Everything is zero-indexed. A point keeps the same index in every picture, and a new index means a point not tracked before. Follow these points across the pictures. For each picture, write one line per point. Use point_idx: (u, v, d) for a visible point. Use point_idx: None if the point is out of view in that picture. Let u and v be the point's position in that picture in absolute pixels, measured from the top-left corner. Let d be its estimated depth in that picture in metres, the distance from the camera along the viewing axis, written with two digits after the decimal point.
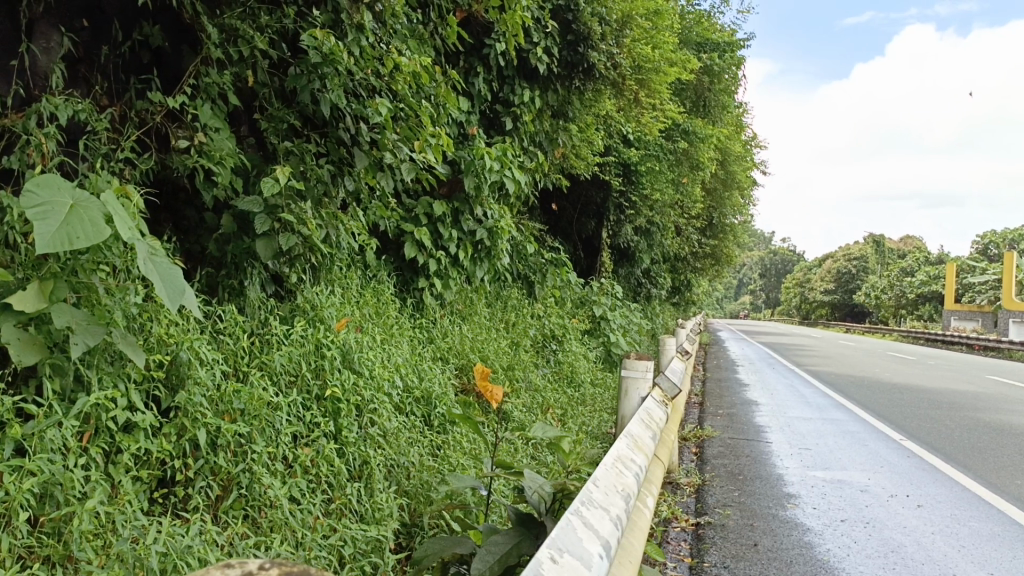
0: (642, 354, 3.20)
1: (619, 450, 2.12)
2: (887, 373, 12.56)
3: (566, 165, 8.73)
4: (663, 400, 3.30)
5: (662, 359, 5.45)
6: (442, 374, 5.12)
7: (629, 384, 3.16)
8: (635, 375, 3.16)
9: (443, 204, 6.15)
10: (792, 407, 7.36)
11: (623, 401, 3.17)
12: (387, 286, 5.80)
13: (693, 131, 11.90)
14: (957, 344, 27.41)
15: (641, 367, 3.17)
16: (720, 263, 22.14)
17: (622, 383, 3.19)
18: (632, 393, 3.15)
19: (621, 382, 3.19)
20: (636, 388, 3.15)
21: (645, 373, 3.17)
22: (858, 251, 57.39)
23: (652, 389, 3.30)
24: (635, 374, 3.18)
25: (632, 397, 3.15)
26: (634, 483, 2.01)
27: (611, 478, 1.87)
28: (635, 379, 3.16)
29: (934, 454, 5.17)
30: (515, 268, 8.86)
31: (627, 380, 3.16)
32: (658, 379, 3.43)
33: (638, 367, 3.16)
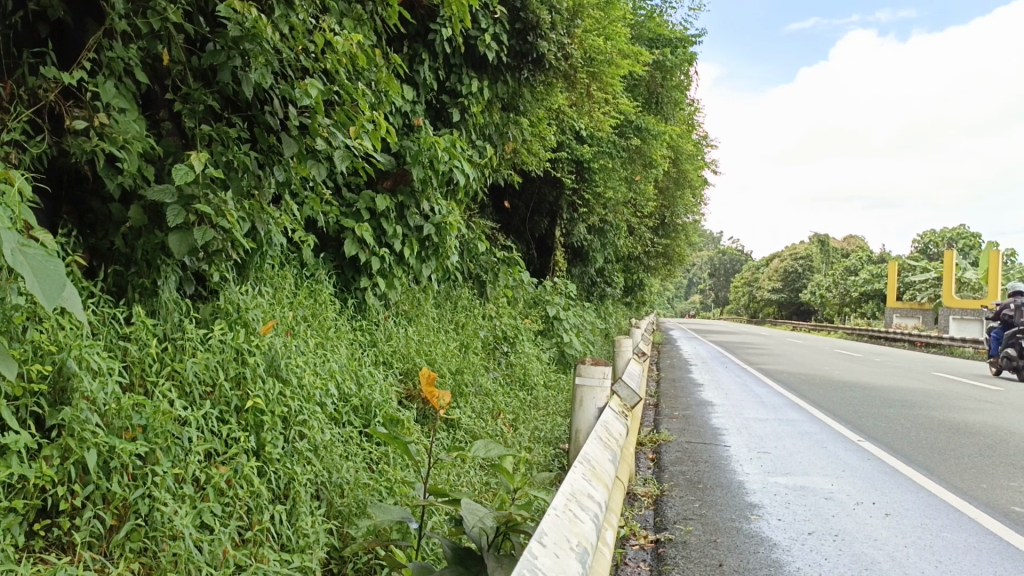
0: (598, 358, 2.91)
1: (570, 487, 1.80)
2: (840, 372, 12.54)
3: (517, 160, 8.43)
4: (621, 410, 3.01)
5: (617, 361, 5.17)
6: (384, 380, 4.76)
7: (584, 393, 2.87)
8: (591, 382, 2.87)
9: (386, 198, 5.79)
10: (749, 408, 7.18)
11: (579, 412, 2.88)
12: (326, 285, 5.42)
13: (646, 127, 11.71)
14: (902, 341, 27.92)
15: (599, 373, 2.88)
16: (672, 262, 22.10)
17: (577, 391, 2.90)
18: (588, 402, 2.86)
19: (576, 390, 2.90)
20: (593, 398, 2.85)
21: (603, 380, 2.88)
22: (805, 251, 58.40)
23: (609, 398, 3.00)
24: (591, 382, 2.89)
25: (588, 406, 2.86)
26: (589, 528, 1.70)
27: (561, 528, 1.57)
28: (591, 386, 2.87)
29: (897, 456, 4.99)
30: (465, 267, 8.53)
31: (584, 388, 2.88)
32: (616, 386, 3.14)
33: (595, 373, 2.88)
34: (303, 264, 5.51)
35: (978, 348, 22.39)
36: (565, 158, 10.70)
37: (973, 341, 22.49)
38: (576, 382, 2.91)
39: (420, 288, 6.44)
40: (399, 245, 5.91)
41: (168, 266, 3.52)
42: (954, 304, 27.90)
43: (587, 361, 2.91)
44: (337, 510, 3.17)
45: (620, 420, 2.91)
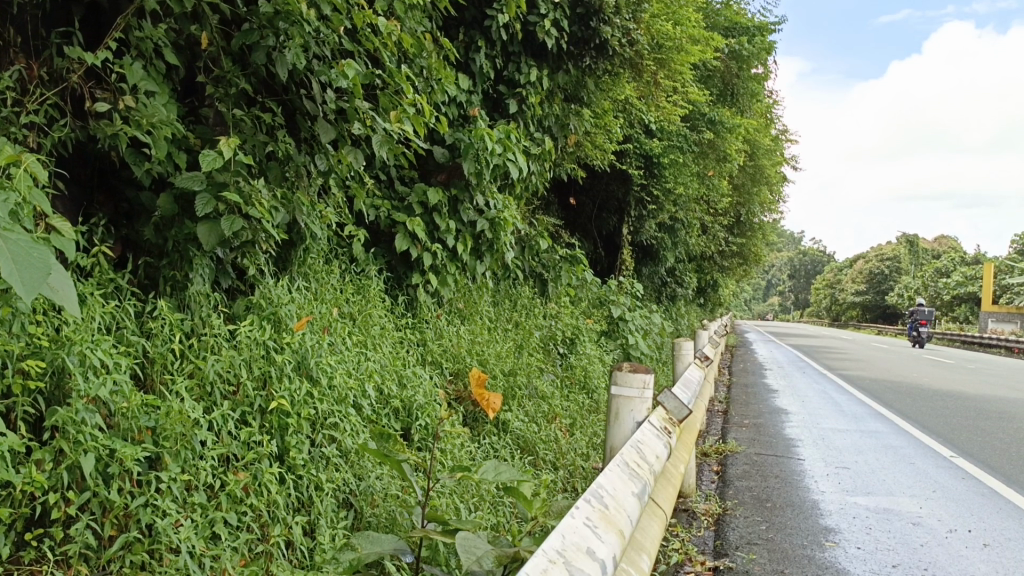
0: (639, 364, 2.55)
1: (569, 533, 1.50)
2: (929, 379, 11.74)
3: (581, 155, 8.12)
4: (666, 425, 2.69)
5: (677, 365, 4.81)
6: (429, 381, 4.53)
7: (621, 405, 2.54)
8: (628, 394, 2.53)
9: (439, 191, 5.56)
10: (826, 417, 6.68)
11: (614, 427, 2.55)
12: (376, 282, 5.25)
13: (719, 120, 11.20)
14: (997, 348, 26.30)
15: (637, 383, 2.53)
16: (748, 262, 21.32)
17: (612, 402, 2.57)
18: (626, 416, 2.53)
19: (611, 401, 2.57)
20: (631, 412, 2.52)
21: (642, 391, 2.54)
22: (892, 252, 55.92)
23: (652, 411, 2.69)
24: (630, 392, 2.55)
25: (625, 421, 2.53)
26: None
27: None
28: (628, 398, 2.53)
29: (997, 475, 4.46)
30: (525, 264, 8.25)
31: (620, 399, 2.54)
32: (662, 397, 2.82)
33: (633, 383, 2.53)
34: (352, 258, 5.35)
35: None
36: (633, 152, 10.33)
37: None
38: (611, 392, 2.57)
39: (476, 285, 6.21)
40: (453, 241, 5.68)
41: (196, 259, 3.30)
42: None
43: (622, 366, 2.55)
44: (366, 521, 2.94)
45: (663, 439, 2.58)
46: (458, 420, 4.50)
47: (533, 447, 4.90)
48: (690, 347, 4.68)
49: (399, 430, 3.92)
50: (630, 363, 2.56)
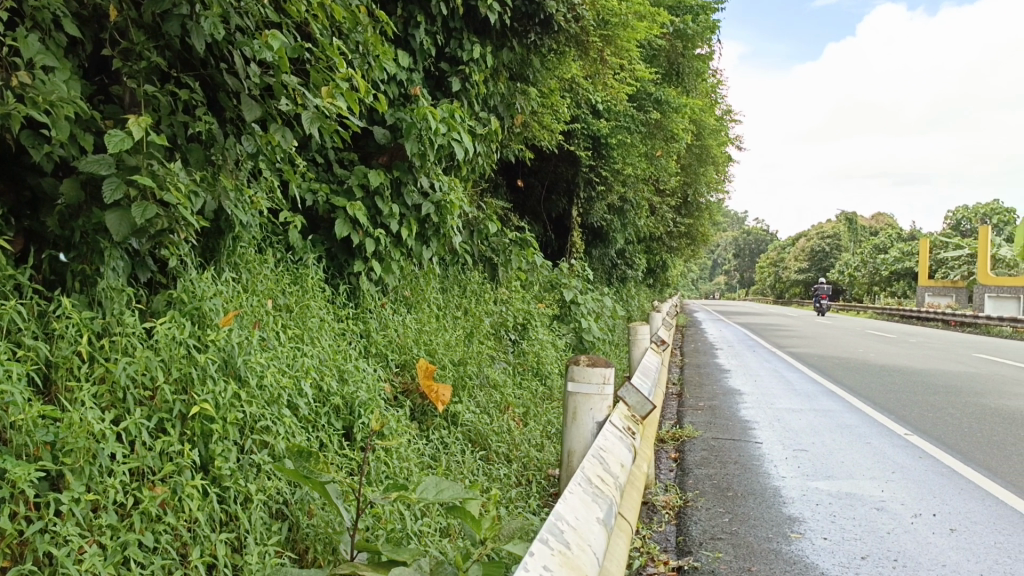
0: (597, 358, 2.41)
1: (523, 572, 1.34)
2: (876, 355, 11.88)
3: (528, 135, 7.89)
4: (628, 424, 2.56)
5: (632, 351, 4.66)
6: (373, 375, 4.28)
7: (580, 403, 2.42)
8: (587, 391, 2.41)
9: (380, 173, 5.28)
10: (780, 397, 6.64)
11: (573, 427, 2.44)
12: (315, 271, 4.96)
13: (666, 100, 11.08)
14: (936, 321, 27.03)
15: (596, 379, 2.41)
16: (696, 242, 21.42)
17: (570, 400, 2.46)
18: (586, 415, 2.42)
19: (569, 399, 2.45)
20: (590, 412, 2.42)
21: (602, 388, 2.42)
22: (833, 230, 57.15)
23: (614, 409, 2.56)
24: (588, 389, 2.43)
25: (585, 421, 2.42)
26: None
27: None
28: (587, 396, 2.42)
29: (954, 453, 4.41)
30: (473, 249, 8.02)
31: (578, 397, 2.42)
32: (622, 392, 2.67)
33: (592, 380, 2.40)
34: (289, 247, 5.05)
35: (1017, 326, 21.55)
36: (580, 133, 10.14)
37: (1012, 319, 21.68)
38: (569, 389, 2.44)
39: (422, 272, 5.96)
40: (396, 226, 5.41)
41: (107, 250, 3.01)
42: (990, 281, 26.89)
43: (579, 361, 2.42)
44: (303, 533, 2.70)
45: (625, 440, 2.42)
46: (405, 416, 4.26)
47: (485, 439, 4.70)
48: (646, 331, 4.53)
49: (342, 428, 3.67)
50: (588, 358, 2.43)
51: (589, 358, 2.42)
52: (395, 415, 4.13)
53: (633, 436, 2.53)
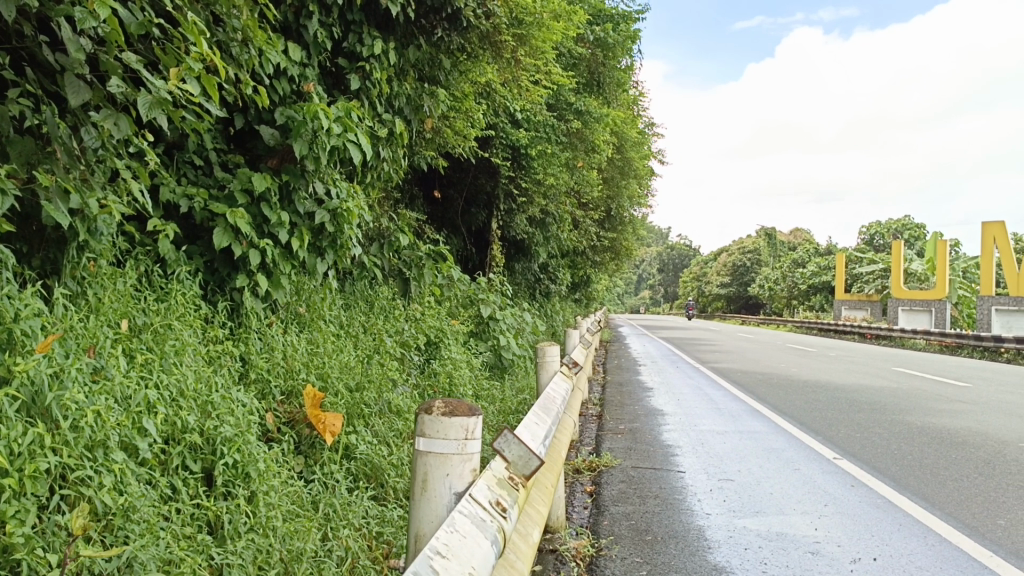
0: (458, 406, 1.81)
1: None
2: (797, 370, 11.85)
3: (442, 143, 7.46)
4: (499, 494, 1.99)
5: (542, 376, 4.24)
6: (247, 408, 3.75)
7: (432, 469, 1.81)
8: (443, 451, 1.80)
9: (267, 177, 4.75)
10: (703, 417, 6.34)
11: (421, 502, 1.81)
12: (189, 287, 4.39)
13: (587, 110, 10.84)
14: (853, 334, 27.72)
15: (456, 435, 1.80)
16: (620, 257, 21.34)
17: (419, 463, 1.84)
18: (438, 485, 1.80)
19: (418, 462, 1.83)
20: (445, 481, 1.81)
21: (463, 447, 1.82)
22: (753, 245, 58.59)
23: (482, 474, 1.98)
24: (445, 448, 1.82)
25: (437, 494, 1.80)
26: None
27: None
28: (442, 458, 1.81)
29: (886, 480, 4.13)
30: (383, 262, 7.51)
31: (429, 460, 1.81)
32: (500, 446, 2.10)
33: (450, 436, 1.79)
34: (159, 259, 4.47)
35: (927, 339, 22.23)
36: (499, 142, 9.77)
37: (922, 331, 22.41)
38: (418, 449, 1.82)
39: (318, 287, 5.43)
40: (286, 237, 4.87)
41: None
42: (901, 294, 27.78)
43: (431, 410, 1.80)
44: None
45: (489, 526, 1.83)
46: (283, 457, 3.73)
47: (381, 475, 4.20)
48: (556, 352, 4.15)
49: (200, 470, 3.13)
50: (446, 407, 1.81)
51: (446, 408, 1.80)
52: (270, 454, 3.59)
53: (505, 512, 1.96)
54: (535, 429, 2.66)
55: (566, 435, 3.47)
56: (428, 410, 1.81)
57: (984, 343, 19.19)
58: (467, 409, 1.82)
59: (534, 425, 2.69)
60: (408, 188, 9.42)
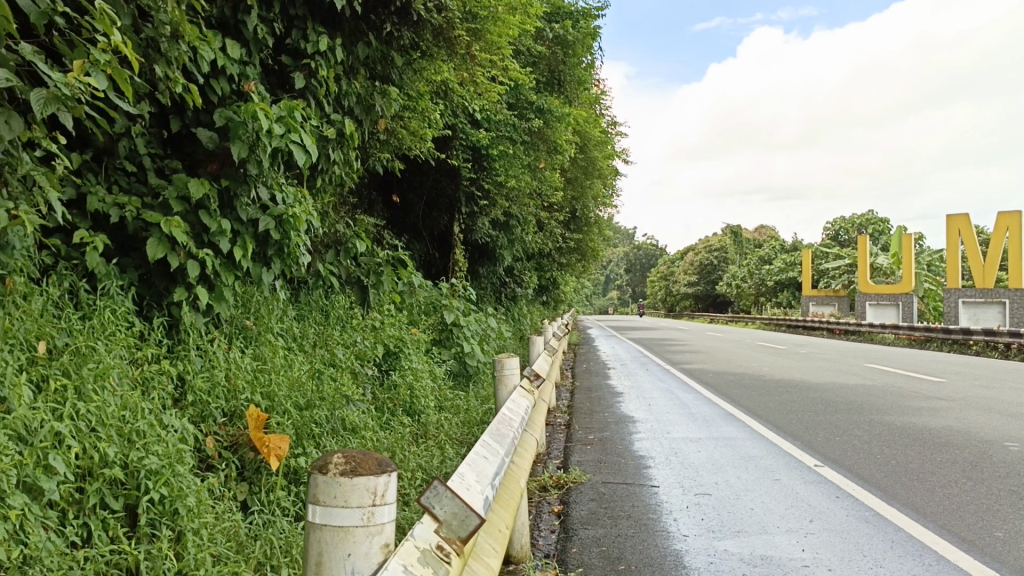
0: (362, 462, 1.48)
1: None
2: (766, 368, 11.74)
3: (398, 145, 7.16)
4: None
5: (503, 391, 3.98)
6: (180, 433, 3.42)
7: (328, 547, 1.47)
8: (342, 525, 1.46)
9: (205, 182, 4.40)
10: (674, 424, 6.12)
11: None
12: (121, 303, 4.03)
13: (549, 109, 10.62)
14: (819, 329, 27.89)
15: (360, 502, 1.47)
16: (586, 258, 21.15)
17: (314, 541, 1.49)
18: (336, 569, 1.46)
19: (312, 539, 1.49)
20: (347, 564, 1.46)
21: (369, 518, 1.47)
22: (718, 243, 58.98)
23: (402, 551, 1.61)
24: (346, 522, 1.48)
25: None
26: None
27: None
28: (341, 534, 1.46)
29: (873, 491, 3.95)
30: (339, 270, 7.18)
31: (325, 537, 1.47)
32: (429, 506, 1.76)
33: (351, 504, 1.46)
34: (88, 274, 4.10)
35: (893, 332, 22.41)
36: (459, 143, 9.51)
37: (887, 325, 22.58)
38: (313, 520, 1.48)
39: (265, 299, 5.10)
40: (228, 246, 4.53)
41: None
42: (866, 288, 28.03)
43: (326, 469, 1.48)
44: None
45: None
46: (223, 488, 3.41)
47: None
48: (514, 365, 3.89)
49: (123, 509, 2.81)
50: (347, 466, 1.49)
51: (345, 466, 1.48)
52: (208, 486, 3.27)
53: None
54: (485, 466, 2.38)
55: (525, 460, 3.19)
56: (324, 469, 1.49)
57: (950, 335, 19.36)
58: (373, 466, 1.50)
59: (482, 460, 2.42)
60: (365, 192, 9.09)
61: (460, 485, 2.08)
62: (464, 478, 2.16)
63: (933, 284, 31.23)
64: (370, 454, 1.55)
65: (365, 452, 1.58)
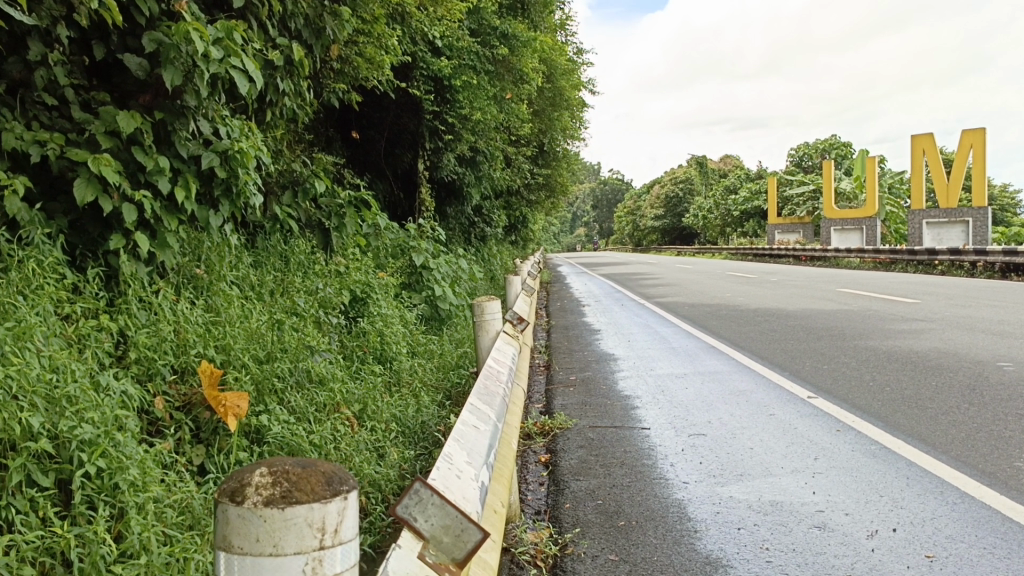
0: (298, 487, 1.20)
1: None
2: (742, 298, 11.58)
3: (353, 74, 6.66)
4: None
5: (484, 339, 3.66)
6: (118, 398, 3.03)
7: None
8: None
9: (136, 114, 3.92)
10: (657, 360, 5.88)
11: None
12: (49, 253, 3.61)
13: (512, 34, 10.08)
14: (788, 257, 27.98)
15: (298, 542, 1.19)
16: (555, 194, 20.76)
17: None
18: None
19: None
20: None
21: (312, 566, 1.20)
22: (684, 175, 58.72)
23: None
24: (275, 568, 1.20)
25: None
26: None
27: None
28: None
29: (875, 421, 3.72)
30: (297, 212, 6.75)
31: None
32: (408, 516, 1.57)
33: (285, 545, 1.18)
34: (8, 222, 3.65)
35: (861, 257, 22.48)
36: (419, 74, 8.99)
37: (856, 250, 22.62)
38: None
39: (217, 245, 4.69)
40: (168, 186, 4.09)
41: None
42: (833, 215, 28.04)
43: (244, 499, 1.20)
44: None
45: None
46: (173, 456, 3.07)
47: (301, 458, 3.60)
48: (496, 309, 3.56)
49: (54, 485, 2.44)
50: (278, 490, 1.21)
51: (275, 493, 1.20)
52: (152, 451, 2.93)
53: None
54: (476, 440, 2.07)
55: (515, 421, 2.87)
56: (240, 499, 1.21)
57: (918, 257, 19.44)
58: (316, 490, 1.22)
59: (472, 432, 2.10)
60: (322, 129, 8.58)
61: (447, 475, 1.76)
62: (451, 462, 1.84)
63: (899, 208, 31.39)
64: (311, 468, 1.27)
65: (307, 461, 1.30)
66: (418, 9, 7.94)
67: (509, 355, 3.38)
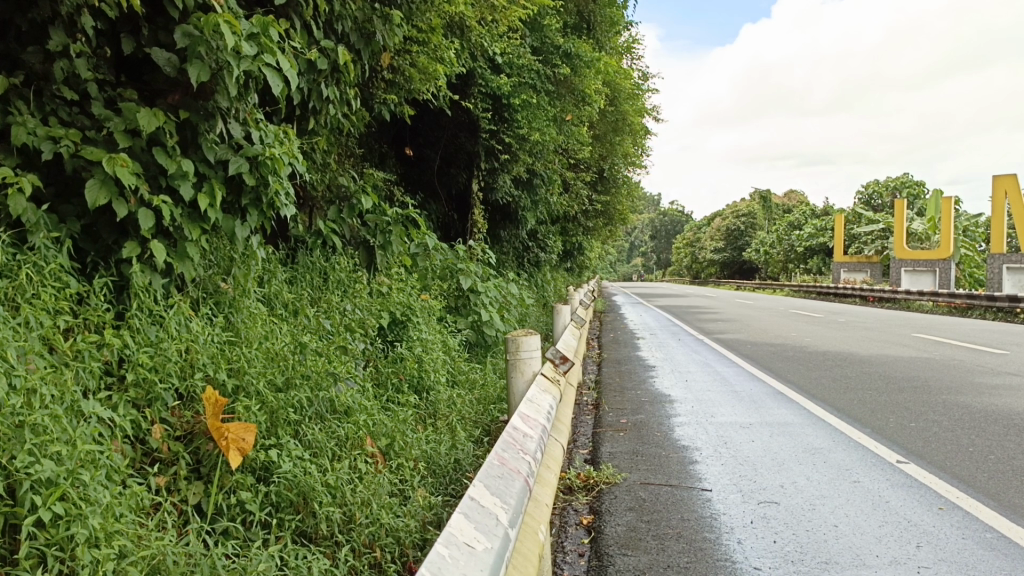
0: None
1: None
2: (809, 339, 10.85)
3: (405, 85, 6.33)
4: None
5: (516, 384, 3.23)
6: (97, 431, 2.65)
7: None
8: None
9: (158, 112, 3.61)
10: (719, 405, 5.33)
11: None
12: (53, 259, 3.30)
13: (575, 54, 9.67)
14: (855, 297, 26.78)
15: None
16: (613, 222, 20.22)
17: None
18: None
19: None
20: None
21: None
22: (747, 209, 57.46)
23: None
24: None
25: None
26: None
27: None
28: None
29: (984, 499, 3.12)
30: (341, 228, 6.43)
31: None
32: None
33: None
34: (16, 223, 3.37)
35: (935, 301, 21.26)
36: (477, 91, 8.66)
37: (929, 293, 21.43)
38: None
39: (244, 257, 4.36)
40: (189, 192, 3.77)
41: None
42: (904, 255, 26.81)
43: None
44: None
45: None
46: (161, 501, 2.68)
47: (311, 502, 3.18)
48: (533, 346, 3.23)
49: None
50: None
51: None
52: (123, 495, 2.51)
53: None
54: (467, 567, 1.59)
55: (545, 500, 2.42)
56: None
57: (997, 303, 18.25)
58: None
59: (462, 557, 1.60)
60: (373, 145, 8.30)
61: None
62: None
63: (975, 251, 29.85)
64: None
65: None
66: (478, 22, 7.60)
67: (546, 407, 2.90)
